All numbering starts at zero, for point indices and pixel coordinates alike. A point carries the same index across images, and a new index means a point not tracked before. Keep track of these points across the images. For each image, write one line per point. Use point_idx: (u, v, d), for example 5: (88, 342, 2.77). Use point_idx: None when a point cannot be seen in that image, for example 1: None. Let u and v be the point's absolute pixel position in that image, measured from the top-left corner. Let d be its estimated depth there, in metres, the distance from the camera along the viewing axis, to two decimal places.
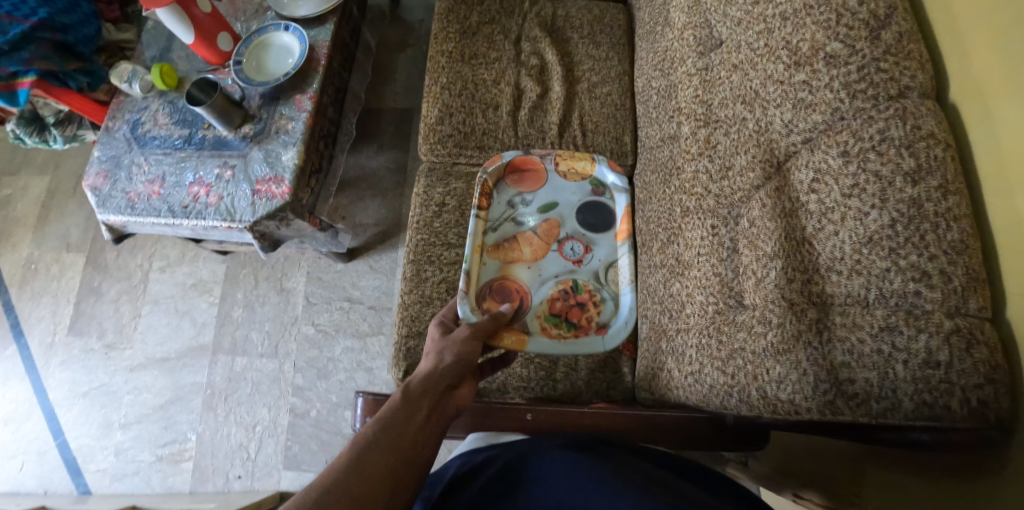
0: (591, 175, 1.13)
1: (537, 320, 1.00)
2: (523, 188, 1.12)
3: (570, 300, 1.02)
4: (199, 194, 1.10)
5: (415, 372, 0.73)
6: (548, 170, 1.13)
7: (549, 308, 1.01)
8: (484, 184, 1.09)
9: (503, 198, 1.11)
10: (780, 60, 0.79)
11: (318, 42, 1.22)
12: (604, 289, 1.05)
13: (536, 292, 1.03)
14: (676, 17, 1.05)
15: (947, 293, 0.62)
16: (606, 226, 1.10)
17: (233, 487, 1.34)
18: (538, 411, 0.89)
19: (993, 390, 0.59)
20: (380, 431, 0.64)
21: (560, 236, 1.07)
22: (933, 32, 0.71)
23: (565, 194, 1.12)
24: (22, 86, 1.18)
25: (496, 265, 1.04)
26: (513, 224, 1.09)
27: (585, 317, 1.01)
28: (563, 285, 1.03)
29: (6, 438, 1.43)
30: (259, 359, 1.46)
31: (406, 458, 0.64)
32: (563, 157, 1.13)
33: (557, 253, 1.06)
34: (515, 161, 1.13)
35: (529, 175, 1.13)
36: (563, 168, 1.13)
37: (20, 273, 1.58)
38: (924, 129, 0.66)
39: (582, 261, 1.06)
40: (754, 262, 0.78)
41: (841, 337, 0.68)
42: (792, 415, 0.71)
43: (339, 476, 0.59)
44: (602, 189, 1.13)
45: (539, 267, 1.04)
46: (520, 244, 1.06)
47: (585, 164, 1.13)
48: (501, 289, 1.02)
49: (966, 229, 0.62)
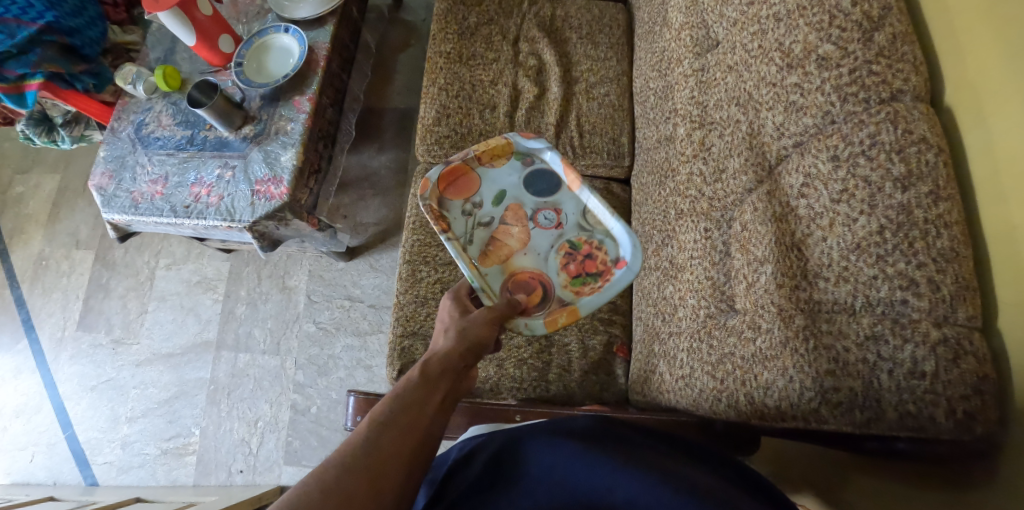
0: (512, 149, 0.92)
1: (568, 291, 0.81)
2: (467, 193, 0.89)
3: (579, 259, 0.83)
4: (200, 195, 1.11)
5: (431, 354, 0.70)
6: (474, 166, 0.91)
7: (568, 276, 0.82)
8: (431, 209, 0.85)
9: (456, 212, 0.87)
10: (773, 62, 0.78)
11: (317, 44, 1.23)
12: (599, 231, 0.85)
13: (546, 268, 0.83)
14: (674, 17, 1.04)
15: (935, 302, 0.60)
16: (555, 183, 0.90)
17: (236, 481, 1.37)
18: (526, 413, 0.91)
19: (980, 401, 0.58)
20: (399, 411, 0.62)
21: (528, 213, 0.87)
22: (928, 32, 0.69)
23: (503, 178, 0.91)
24: (29, 88, 1.21)
25: (496, 272, 0.83)
26: (482, 226, 0.86)
27: (603, 262, 0.82)
28: (565, 249, 0.84)
29: (17, 429, 1.47)
30: (261, 355, 1.48)
31: (423, 438, 0.62)
32: (481, 145, 0.91)
33: (536, 228, 0.86)
34: (444, 175, 0.89)
35: (461, 178, 0.90)
36: (484, 155, 0.91)
37: (32, 269, 1.62)
38: (916, 133, 0.64)
39: (562, 222, 0.86)
40: (746, 265, 0.77)
41: (826, 344, 0.67)
42: (778, 422, 0.71)
43: (359, 454, 0.57)
44: (530, 157, 0.92)
45: (533, 247, 0.84)
46: (500, 239, 0.85)
47: (498, 141, 0.91)
48: (518, 288, 0.81)
49: (958, 237, 0.61)
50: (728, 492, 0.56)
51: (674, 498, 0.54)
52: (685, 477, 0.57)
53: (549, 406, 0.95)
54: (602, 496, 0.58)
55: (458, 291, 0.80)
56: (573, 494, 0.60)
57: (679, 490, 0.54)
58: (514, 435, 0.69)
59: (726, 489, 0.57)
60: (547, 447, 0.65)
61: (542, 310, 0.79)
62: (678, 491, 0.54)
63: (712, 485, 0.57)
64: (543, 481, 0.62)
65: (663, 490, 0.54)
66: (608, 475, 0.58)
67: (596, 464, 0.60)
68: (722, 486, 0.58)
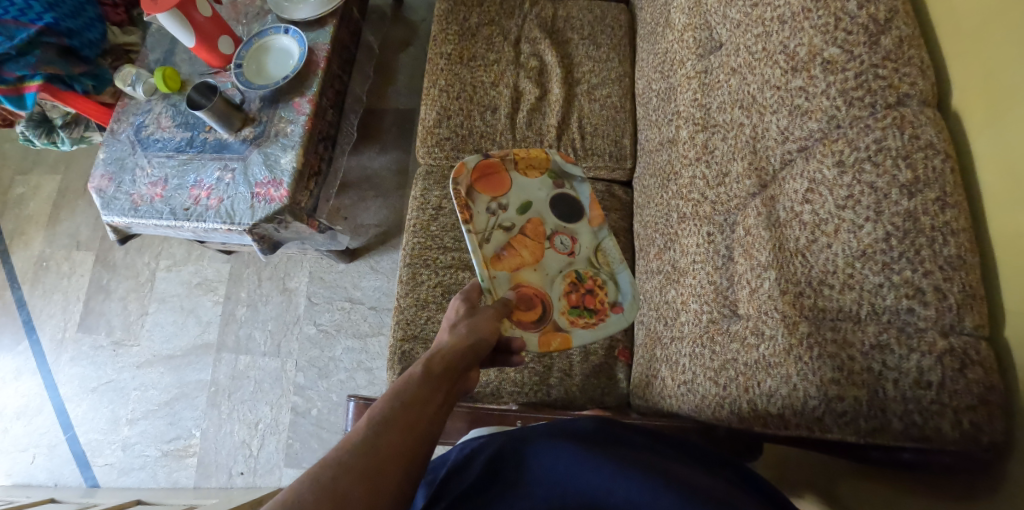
0: (547, 168, 0.88)
1: (564, 318, 0.81)
2: (495, 193, 0.84)
3: (581, 291, 0.83)
4: (200, 197, 1.11)
5: (435, 351, 0.68)
6: (509, 169, 0.86)
7: (567, 303, 0.82)
8: (459, 196, 0.81)
9: (481, 207, 0.82)
10: (777, 65, 0.77)
11: (317, 45, 1.23)
12: (604, 271, 0.85)
13: (551, 290, 0.82)
14: (676, 18, 1.03)
15: (942, 311, 0.60)
16: (577, 211, 0.87)
17: (236, 483, 1.37)
18: (526, 418, 0.92)
19: (987, 412, 0.57)
20: (399, 408, 0.58)
21: (547, 231, 0.84)
22: (936, 35, 0.68)
23: (533, 189, 0.86)
24: (28, 90, 1.21)
25: (506, 278, 0.80)
26: (502, 230, 0.82)
27: (602, 300, 0.83)
28: (571, 278, 0.83)
29: (18, 431, 1.47)
30: (262, 357, 1.48)
31: (424, 439, 0.58)
32: (521, 152, 0.87)
33: (550, 250, 0.83)
34: (479, 165, 0.84)
35: (493, 176, 0.85)
36: (519, 165, 0.87)
37: (32, 271, 1.62)
38: (923, 139, 0.62)
39: (575, 251, 0.85)
40: (749, 271, 0.77)
41: (831, 352, 0.66)
42: (782, 431, 0.70)
43: (356, 453, 0.53)
44: (563, 180, 0.88)
45: (544, 266, 0.82)
46: (517, 248, 0.82)
47: (537, 152, 0.87)
48: (521, 300, 0.79)
49: (965, 245, 0.59)
50: (728, 494, 0.56)
51: (676, 500, 0.53)
52: (686, 480, 0.57)
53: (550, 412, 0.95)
54: (602, 497, 0.57)
55: (469, 293, 0.78)
56: (572, 494, 0.59)
57: (679, 495, 0.53)
58: (516, 436, 0.68)
59: (729, 492, 0.57)
60: (547, 448, 0.64)
61: (538, 329, 0.79)
62: (680, 494, 0.54)
63: (712, 487, 0.56)
64: (542, 482, 0.61)
65: (666, 495, 0.54)
66: (609, 477, 0.57)
67: (597, 466, 0.59)
68: (725, 489, 0.57)
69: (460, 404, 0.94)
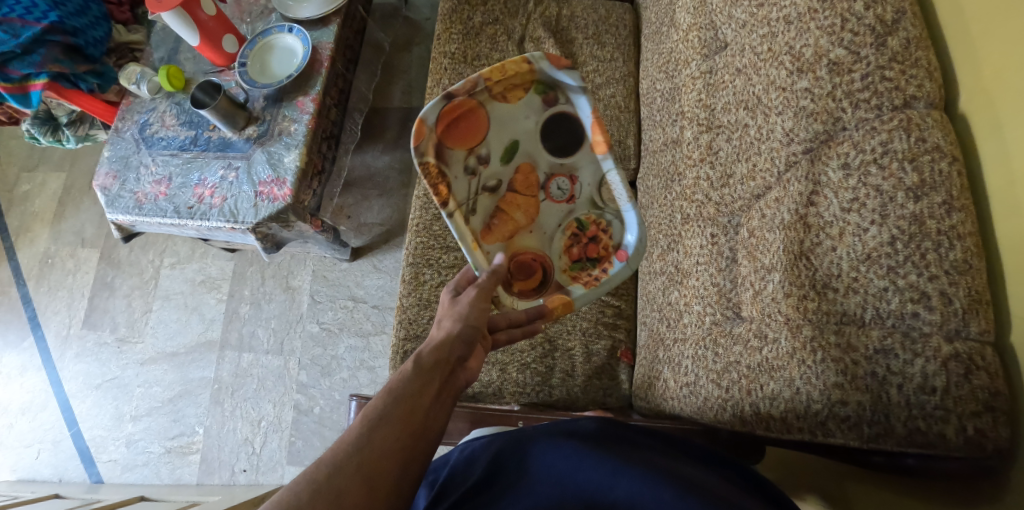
0: (526, 91, 0.78)
1: (565, 275, 0.83)
2: (471, 143, 0.77)
3: (583, 242, 0.83)
4: (204, 195, 1.11)
5: (426, 344, 0.65)
6: (483, 101, 0.77)
7: (569, 258, 0.83)
8: (429, 170, 0.74)
9: (459, 169, 0.77)
10: (783, 65, 0.76)
11: (321, 44, 1.23)
12: (609, 211, 0.82)
13: (550, 250, 0.82)
14: (681, 18, 1.02)
15: (947, 315, 0.59)
16: (572, 138, 0.80)
17: (239, 480, 1.38)
18: (528, 419, 0.92)
19: (991, 419, 0.56)
20: (392, 404, 0.57)
21: (540, 179, 0.80)
22: (943, 37, 0.68)
23: (516, 120, 0.78)
24: (33, 88, 1.22)
25: (500, 250, 0.80)
26: (487, 192, 0.79)
27: (605, 246, 0.83)
28: (571, 231, 0.82)
29: (23, 427, 1.48)
30: (265, 355, 1.48)
31: (421, 434, 0.57)
32: (494, 73, 0.75)
33: (546, 201, 0.81)
34: (443, 117, 0.76)
35: (465, 120, 0.77)
36: (494, 91, 0.77)
37: (38, 267, 1.63)
38: (929, 141, 0.62)
39: (575, 195, 0.82)
40: (753, 273, 0.77)
41: (835, 357, 0.65)
42: (785, 435, 0.70)
43: (350, 452, 0.52)
44: (553, 93, 0.78)
45: (541, 224, 0.81)
46: (508, 211, 0.80)
47: (513, 70, 0.76)
48: (520, 268, 0.81)
49: (971, 248, 0.59)
50: (729, 493, 0.56)
51: (675, 497, 0.53)
52: (687, 479, 0.57)
53: (552, 412, 0.95)
54: (602, 494, 0.57)
55: (458, 283, 0.76)
56: (572, 493, 0.59)
57: (676, 491, 0.54)
58: (517, 436, 0.69)
59: (730, 491, 0.57)
60: (548, 447, 0.64)
61: (540, 294, 0.82)
62: (679, 491, 0.54)
63: (714, 487, 0.56)
64: (543, 480, 0.61)
65: (666, 491, 0.54)
66: (610, 473, 0.57)
67: (599, 464, 0.59)
68: (727, 489, 0.57)
69: (461, 405, 0.94)
